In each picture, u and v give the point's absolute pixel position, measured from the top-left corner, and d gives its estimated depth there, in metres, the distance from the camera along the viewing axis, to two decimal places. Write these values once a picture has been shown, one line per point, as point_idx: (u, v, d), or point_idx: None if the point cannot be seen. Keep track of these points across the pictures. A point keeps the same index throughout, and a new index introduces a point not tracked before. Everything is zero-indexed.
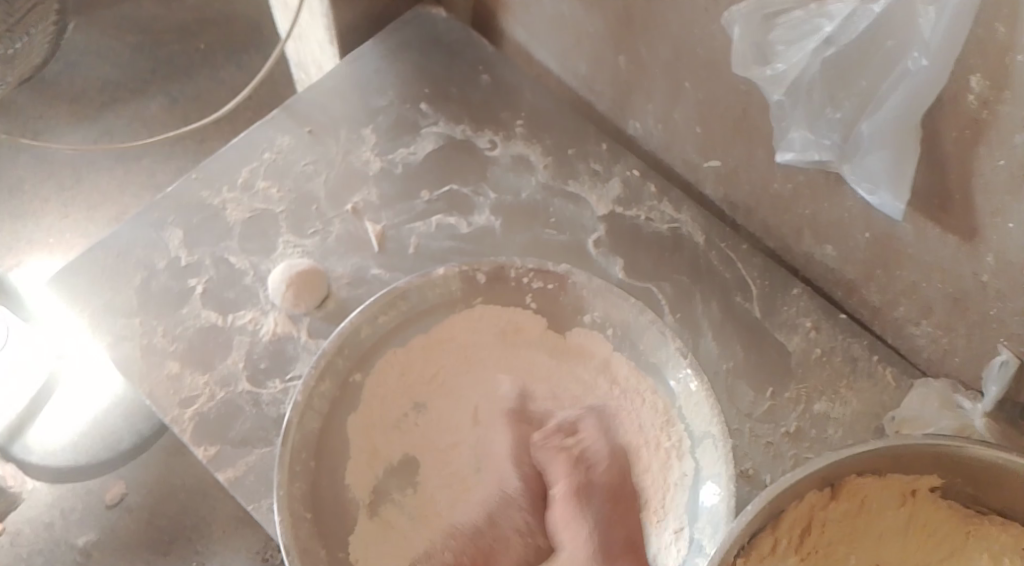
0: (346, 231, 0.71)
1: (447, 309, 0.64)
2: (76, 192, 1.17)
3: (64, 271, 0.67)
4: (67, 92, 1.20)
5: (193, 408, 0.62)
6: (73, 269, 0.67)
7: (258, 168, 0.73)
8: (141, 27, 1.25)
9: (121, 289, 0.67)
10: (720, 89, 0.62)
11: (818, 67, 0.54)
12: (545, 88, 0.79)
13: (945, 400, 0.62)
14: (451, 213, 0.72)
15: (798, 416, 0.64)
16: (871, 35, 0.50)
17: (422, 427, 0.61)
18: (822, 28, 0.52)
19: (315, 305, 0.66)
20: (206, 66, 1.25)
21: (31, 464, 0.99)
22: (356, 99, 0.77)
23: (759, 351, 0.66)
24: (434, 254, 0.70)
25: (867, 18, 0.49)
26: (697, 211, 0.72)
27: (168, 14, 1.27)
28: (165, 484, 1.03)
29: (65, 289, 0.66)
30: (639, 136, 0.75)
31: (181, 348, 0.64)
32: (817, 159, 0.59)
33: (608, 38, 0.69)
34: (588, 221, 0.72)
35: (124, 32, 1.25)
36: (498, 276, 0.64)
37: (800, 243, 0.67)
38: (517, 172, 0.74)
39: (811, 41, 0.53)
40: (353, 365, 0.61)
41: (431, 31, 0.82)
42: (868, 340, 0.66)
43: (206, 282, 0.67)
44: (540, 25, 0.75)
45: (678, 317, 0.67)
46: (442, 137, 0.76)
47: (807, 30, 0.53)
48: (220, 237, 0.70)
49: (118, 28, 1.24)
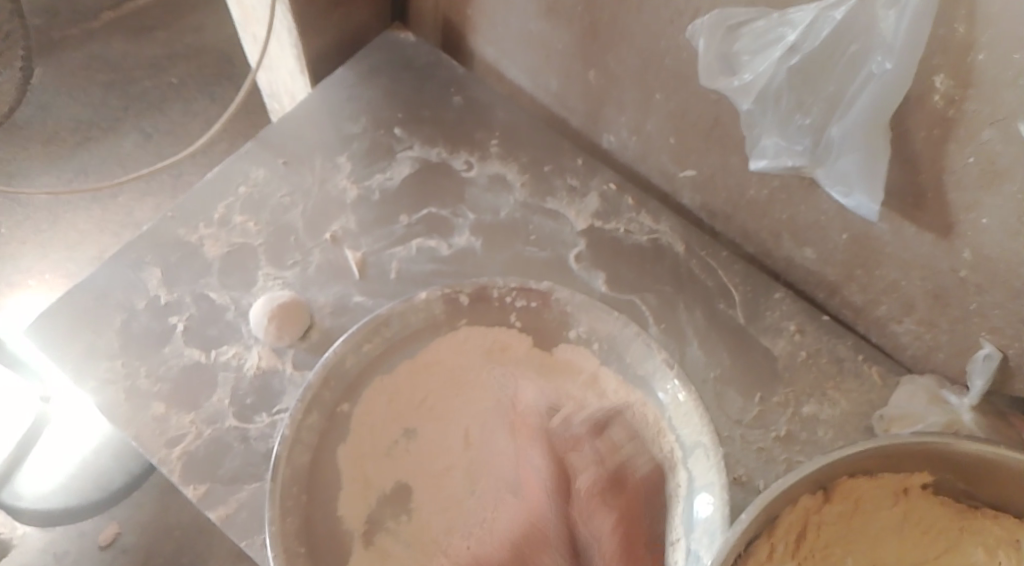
0: (326, 259, 0.70)
1: (431, 332, 0.64)
2: (52, 233, 1.15)
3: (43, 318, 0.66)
4: (39, 133, 1.20)
5: (181, 447, 0.61)
6: (52, 314, 0.66)
7: (234, 202, 0.73)
8: (109, 64, 1.25)
9: (101, 330, 0.66)
10: (689, 98, 0.63)
11: (783, 74, 0.55)
12: (518, 106, 0.80)
13: (933, 394, 0.62)
14: (430, 236, 0.72)
15: (788, 420, 0.64)
16: (834, 40, 0.51)
17: (414, 453, 0.61)
18: (785, 37, 0.53)
19: (298, 336, 0.66)
20: (179, 100, 1.24)
21: (21, 511, 0.98)
22: (329, 126, 0.77)
23: (746, 356, 0.66)
24: (416, 278, 0.70)
25: (828, 25, 0.50)
26: (675, 220, 0.72)
27: (137, 49, 1.26)
28: (161, 521, 1.00)
29: (45, 336, 0.65)
30: (614, 149, 0.75)
31: (165, 388, 0.64)
32: (790, 166, 0.59)
33: (577, 54, 0.70)
34: (568, 236, 0.72)
35: (94, 70, 1.24)
36: (481, 296, 0.64)
37: (779, 246, 0.67)
38: (494, 192, 0.74)
39: (775, 50, 0.54)
40: (339, 396, 0.60)
41: (401, 56, 0.82)
42: (853, 340, 0.67)
43: (187, 319, 0.67)
44: (509, 43, 0.76)
45: (664, 327, 0.67)
46: (417, 160, 0.76)
47: (771, 39, 0.54)
48: (200, 273, 0.69)
49: (88, 67, 1.24)
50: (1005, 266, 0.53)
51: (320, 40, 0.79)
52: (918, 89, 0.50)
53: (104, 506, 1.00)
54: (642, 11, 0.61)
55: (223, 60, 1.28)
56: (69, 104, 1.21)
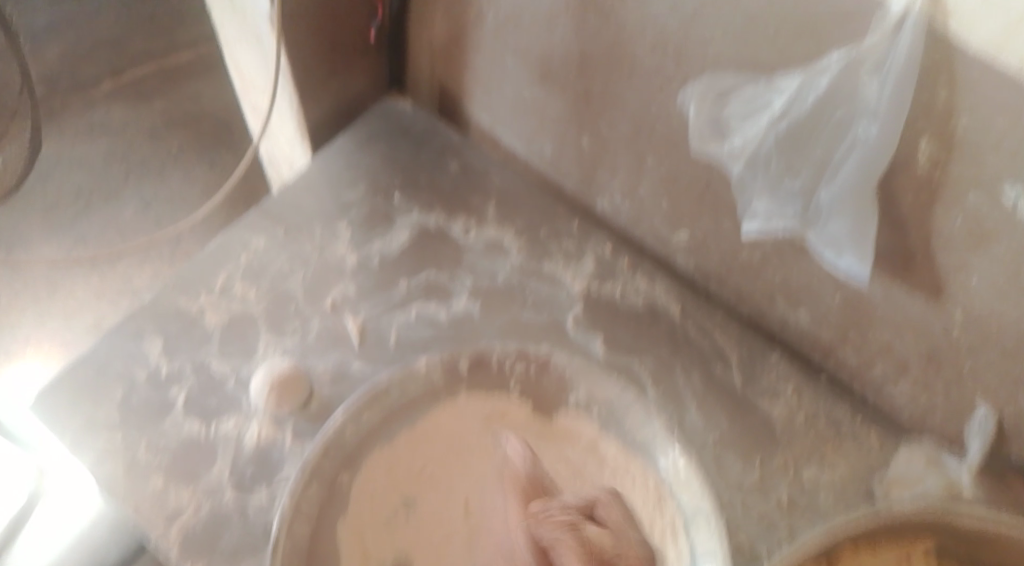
0: (325, 327, 0.71)
1: (430, 400, 0.64)
2: (48, 303, 1.16)
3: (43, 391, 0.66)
4: (38, 200, 1.20)
5: (181, 525, 0.61)
6: (51, 386, 0.66)
7: (234, 271, 0.74)
8: (105, 129, 1.25)
9: (102, 404, 0.66)
10: (681, 163, 0.65)
11: (773, 142, 0.56)
12: (514, 170, 0.81)
13: (932, 458, 0.63)
14: (430, 300, 0.73)
15: (790, 484, 0.64)
16: (819, 108, 0.53)
17: (406, 530, 0.60)
18: (774, 102, 0.55)
19: (299, 405, 0.66)
20: (179, 168, 1.25)
21: None
22: (327, 194, 0.79)
23: (744, 419, 0.66)
24: (414, 342, 0.70)
25: (815, 91, 0.52)
26: (670, 284, 0.73)
27: (132, 115, 1.27)
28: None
29: (47, 408, 0.65)
30: (608, 210, 0.76)
31: (165, 461, 0.63)
32: (776, 229, 0.60)
33: (569, 120, 0.72)
34: (564, 300, 0.73)
35: (96, 135, 1.24)
36: (480, 362, 0.64)
37: (774, 308, 0.68)
38: (491, 257, 0.75)
39: (765, 115, 0.55)
40: (337, 468, 0.60)
41: (397, 119, 0.84)
42: (852, 404, 0.67)
43: (188, 390, 0.67)
44: (502, 109, 0.78)
45: (661, 390, 0.68)
46: (415, 226, 0.77)
47: (761, 104, 0.55)
48: (200, 342, 0.69)
49: (89, 132, 1.24)
50: (996, 326, 0.54)
51: (318, 109, 0.81)
52: (902, 153, 0.51)
53: None
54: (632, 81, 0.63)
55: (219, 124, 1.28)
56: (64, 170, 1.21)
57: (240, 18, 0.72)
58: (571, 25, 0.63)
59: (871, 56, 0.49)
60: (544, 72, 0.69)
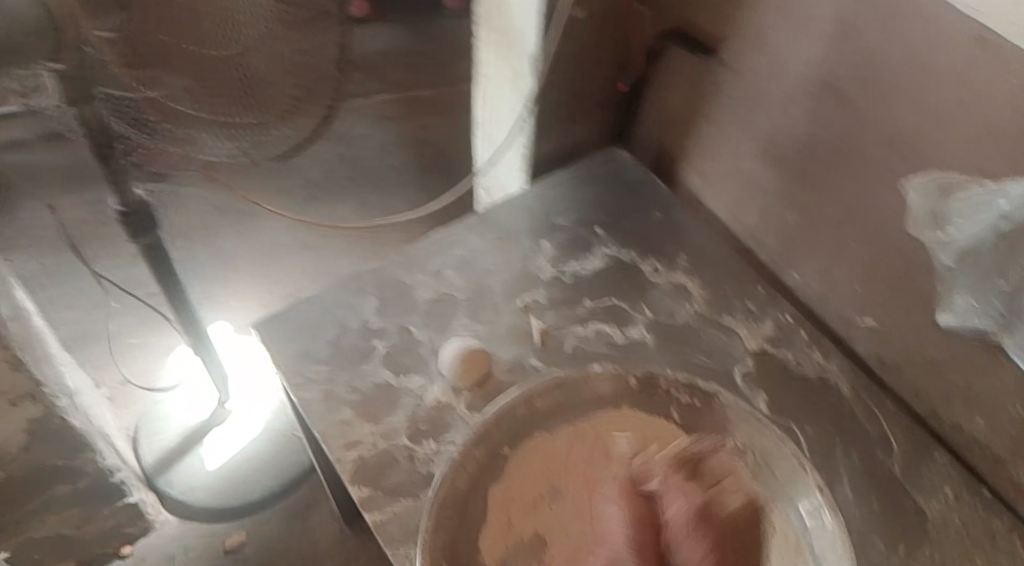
0: (675, 329, 0.87)
1: (800, 388, 0.83)
2: (263, 268, 1.58)
3: (269, 317, 0.84)
4: (315, 197, 1.66)
5: (423, 463, 0.75)
6: (264, 318, 0.85)
7: (447, 261, 0.91)
8: (349, 141, 1.74)
9: (319, 338, 0.83)
10: (883, 249, 0.78)
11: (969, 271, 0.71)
12: (709, 233, 0.94)
13: (963, 493, 0.77)
14: (780, 348, 0.85)
15: (1014, 526, 0.75)
16: None
17: (556, 511, 0.72)
18: (998, 205, 0.66)
19: (477, 380, 0.81)
20: (400, 181, 1.69)
21: (172, 494, 1.28)
22: (542, 220, 0.95)
23: (978, 496, 0.77)
24: (771, 377, 0.83)
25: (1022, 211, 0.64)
26: (845, 362, 0.84)
27: (373, 131, 1.75)
28: (276, 547, 1.31)
29: (266, 335, 0.83)
30: (798, 286, 0.90)
31: (442, 383, 0.81)
32: (978, 325, 0.71)
33: (783, 195, 0.87)
34: (957, 303, 0.72)
35: (349, 161, 1.71)
36: (896, 274, 0.78)
37: (973, 409, 0.76)
38: (789, 334, 0.86)
39: (984, 219, 0.67)
40: (503, 440, 0.74)
41: (617, 170, 1.01)
42: (1008, 520, 0.75)
43: (388, 345, 0.83)
44: (720, 178, 0.95)
45: (863, 465, 0.78)
46: (648, 277, 0.91)
47: (982, 211, 0.67)
48: (408, 311, 0.86)
49: (339, 160, 1.71)
50: None
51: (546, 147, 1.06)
52: None
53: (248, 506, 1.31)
54: (872, 188, 0.77)
55: (438, 154, 1.73)
56: (321, 166, 1.70)
57: (508, 63, 0.98)
58: (815, 139, 0.80)
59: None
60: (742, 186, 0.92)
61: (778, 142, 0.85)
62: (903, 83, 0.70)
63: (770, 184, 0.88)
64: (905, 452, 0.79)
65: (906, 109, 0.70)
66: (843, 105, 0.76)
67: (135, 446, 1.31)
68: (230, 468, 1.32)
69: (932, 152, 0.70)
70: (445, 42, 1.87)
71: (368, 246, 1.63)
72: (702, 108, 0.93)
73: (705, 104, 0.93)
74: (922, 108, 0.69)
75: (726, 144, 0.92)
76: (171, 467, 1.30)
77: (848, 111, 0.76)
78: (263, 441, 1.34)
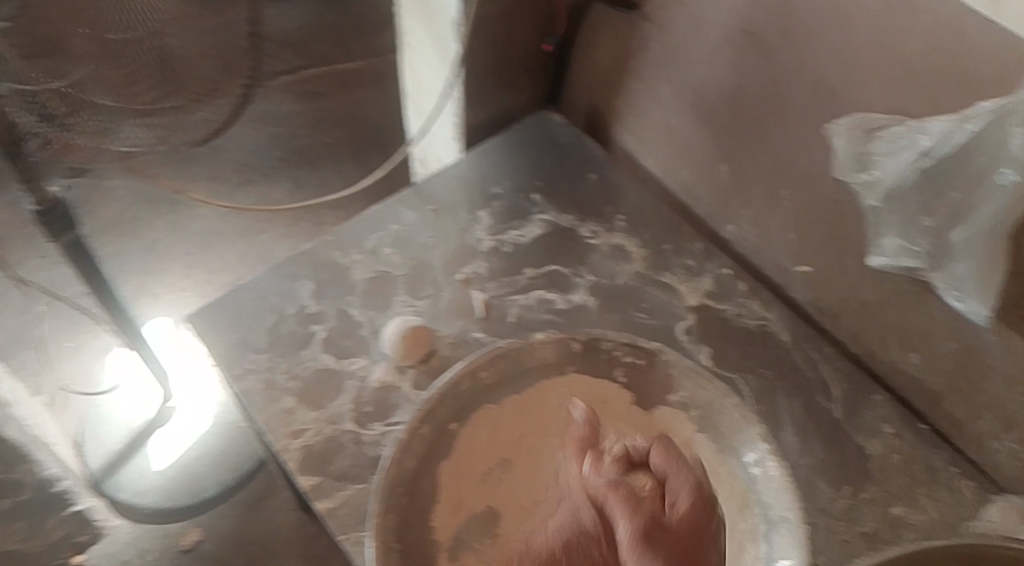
0: (616, 291, 0.86)
1: (742, 340, 0.83)
2: (199, 259, 1.53)
3: (202, 309, 0.82)
4: (248, 182, 1.61)
5: (370, 446, 0.74)
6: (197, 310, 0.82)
7: (383, 238, 0.89)
8: (279, 121, 1.69)
9: (254, 326, 0.81)
10: (814, 196, 0.79)
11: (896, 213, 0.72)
12: (645, 192, 0.94)
13: (904, 430, 0.79)
14: (720, 302, 0.86)
15: (953, 457, 0.77)
16: (965, 150, 0.66)
17: (506, 482, 0.72)
18: (920, 142, 0.68)
19: (420, 358, 0.79)
20: (335, 159, 1.65)
21: (120, 499, 1.24)
22: (477, 189, 0.94)
23: (918, 431, 0.78)
24: (714, 331, 0.84)
25: (952, 142, 0.66)
26: (784, 312, 0.85)
27: (303, 110, 1.70)
28: (236, 541, 1.26)
29: (200, 327, 0.80)
30: (734, 239, 0.90)
31: (385, 363, 0.79)
32: (907, 266, 0.74)
33: (713, 149, 0.87)
34: (887, 244, 0.74)
35: (280, 142, 1.66)
36: (828, 220, 0.78)
37: (904, 348, 0.78)
38: (729, 287, 0.87)
39: (909, 153, 0.70)
40: (449, 415, 0.73)
41: (549, 134, 0.99)
42: (949, 453, 0.77)
43: (327, 329, 0.81)
44: (651, 135, 0.94)
45: (807, 410, 0.79)
46: (586, 240, 0.90)
47: (905, 145, 0.69)
48: (345, 292, 0.84)
49: (270, 142, 1.66)
50: None
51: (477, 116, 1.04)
52: None
53: (202, 505, 1.27)
54: (799, 136, 0.77)
55: (373, 129, 1.68)
56: (252, 148, 1.65)
57: (433, 30, 0.95)
58: (741, 90, 0.81)
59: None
60: (672, 143, 0.92)
61: (706, 96, 0.85)
62: (829, 27, 0.70)
63: (700, 138, 0.88)
64: (846, 395, 0.80)
65: (831, 54, 0.71)
66: (768, 54, 0.76)
67: (80, 451, 1.27)
68: (179, 468, 1.28)
69: (854, 96, 0.71)
70: (371, 13, 1.82)
71: (307, 228, 1.58)
72: (629, 66, 0.92)
73: (631, 62, 0.92)
74: (843, 53, 0.70)
75: (655, 101, 0.91)
76: (117, 469, 1.26)
77: (773, 60, 0.76)
78: (212, 436, 1.31)
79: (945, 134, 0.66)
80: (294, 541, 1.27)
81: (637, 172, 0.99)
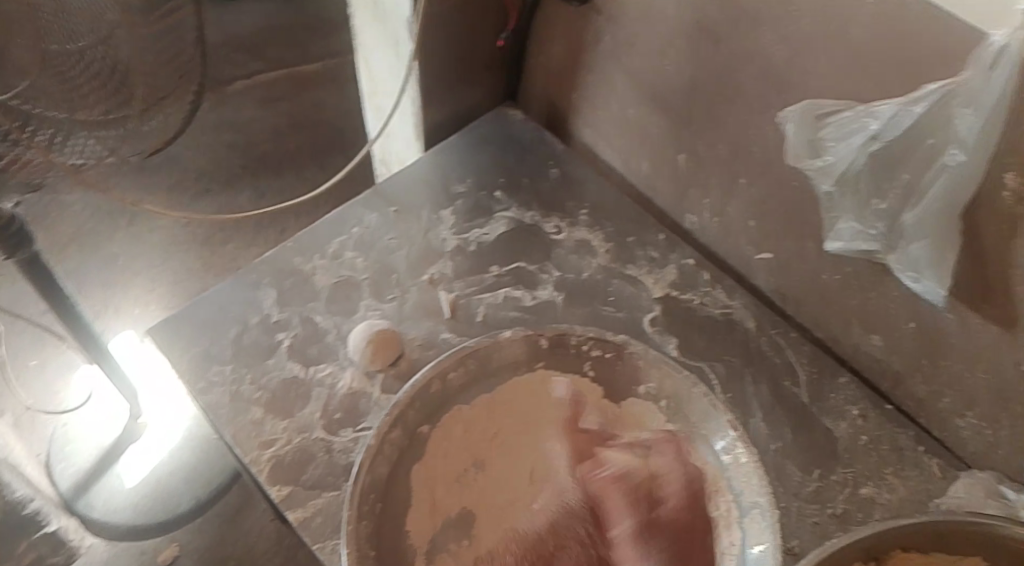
0: (582, 285, 0.87)
1: (708, 329, 0.84)
2: (161, 269, 1.50)
3: (164, 322, 0.80)
4: (209, 190, 1.58)
5: (341, 453, 0.73)
6: (160, 323, 0.80)
7: (346, 242, 0.88)
8: (237, 127, 1.66)
9: (218, 337, 0.80)
10: (772, 183, 0.80)
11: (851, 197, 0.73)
12: (607, 186, 0.95)
13: (869, 410, 0.80)
14: (685, 292, 0.86)
15: (918, 435, 0.79)
16: (913, 130, 0.66)
17: (481, 480, 0.71)
18: (869, 126, 0.68)
19: (389, 362, 0.79)
20: (296, 164, 1.63)
21: (93, 518, 1.22)
22: (439, 189, 0.93)
23: (882, 411, 0.80)
24: (680, 321, 0.84)
25: (901, 124, 0.66)
26: (748, 299, 0.86)
27: (261, 115, 1.68)
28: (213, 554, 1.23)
29: (163, 340, 0.79)
30: (695, 229, 0.91)
31: (353, 369, 0.78)
32: (863, 249, 0.74)
33: (671, 139, 0.88)
34: (842, 228, 0.75)
35: (238, 148, 1.64)
36: (786, 206, 0.79)
37: (866, 329, 0.79)
38: (693, 277, 0.87)
39: (859, 138, 0.69)
40: (421, 418, 0.73)
41: (509, 132, 0.99)
42: (915, 431, 0.79)
43: (292, 337, 0.80)
44: (609, 129, 0.95)
45: (774, 395, 0.80)
46: (550, 235, 0.90)
47: (855, 129, 0.69)
48: (310, 299, 0.83)
49: (229, 149, 1.63)
50: None
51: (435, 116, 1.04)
52: (991, 186, 0.64)
53: (175, 522, 1.24)
54: (754, 123, 0.78)
55: (335, 132, 1.67)
56: (210, 156, 1.62)
57: (385, 29, 0.94)
58: (695, 80, 0.81)
59: (964, 90, 0.61)
60: (630, 135, 0.92)
61: (661, 87, 0.85)
62: (777, 14, 0.71)
63: (658, 129, 0.88)
64: (812, 379, 0.81)
65: (780, 39, 0.72)
66: (719, 42, 0.77)
67: (49, 472, 1.25)
68: (151, 484, 1.25)
69: (805, 83, 0.72)
70: (325, 14, 1.80)
71: (271, 234, 1.56)
72: (584, 59, 0.93)
73: (586, 55, 0.92)
74: (790, 39, 0.71)
75: (610, 93, 0.92)
76: (88, 488, 1.23)
77: (723, 49, 0.77)
78: (183, 449, 1.28)
79: (894, 116, 0.66)
80: (274, 551, 1.25)
81: (598, 166, 0.99)
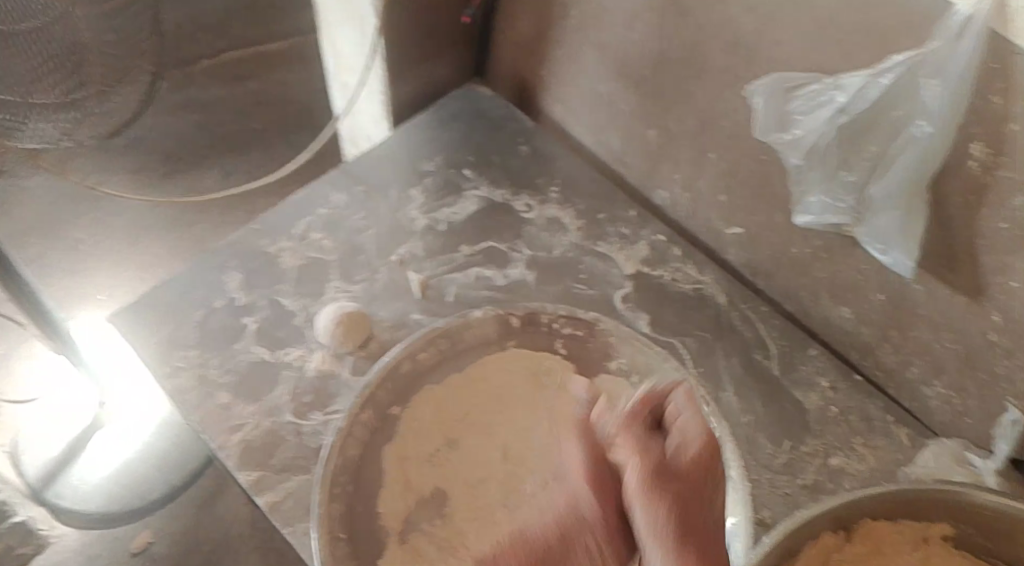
0: (553, 263, 0.86)
1: (679, 305, 0.84)
2: (126, 253, 1.47)
3: (127, 308, 0.78)
4: (173, 171, 1.55)
5: (313, 436, 0.73)
6: (122, 309, 0.78)
7: (313, 223, 0.86)
8: (200, 107, 1.62)
9: (182, 323, 0.78)
10: (740, 157, 0.79)
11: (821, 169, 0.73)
12: (577, 162, 0.94)
13: (839, 381, 0.81)
14: (656, 268, 0.86)
15: (887, 404, 0.80)
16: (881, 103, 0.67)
17: (449, 462, 0.71)
18: (837, 99, 0.69)
19: (359, 343, 0.78)
20: (262, 143, 1.60)
21: (62, 509, 1.19)
22: (407, 167, 0.92)
23: (852, 382, 0.81)
24: (652, 296, 0.84)
25: (869, 95, 0.67)
26: (718, 273, 0.86)
27: (224, 94, 1.64)
28: (187, 539, 1.23)
29: (126, 327, 0.77)
30: (666, 204, 0.90)
31: (322, 352, 0.77)
32: (833, 222, 0.75)
33: (640, 114, 0.87)
34: (812, 202, 0.75)
35: (202, 128, 1.60)
36: (754, 181, 0.79)
37: (836, 300, 0.80)
38: (664, 252, 0.87)
39: (827, 111, 0.70)
40: (392, 399, 0.73)
41: (477, 108, 0.98)
42: (883, 402, 0.80)
43: (259, 320, 0.79)
44: (578, 104, 0.94)
45: (746, 368, 0.81)
46: (521, 212, 0.89)
47: (823, 101, 0.70)
48: (277, 281, 0.82)
49: (192, 129, 1.59)
50: None
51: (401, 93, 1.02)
52: (956, 155, 0.64)
53: (147, 509, 1.22)
54: (723, 97, 0.78)
55: (299, 111, 1.64)
56: (173, 136, 1.58)
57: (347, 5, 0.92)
58: (663, 53, 0.80)
59: (930, 62, 0.62)
60: (599, 110, 0.92)
61: (630, 61, 0.84)
62: None
63: (627, 104, 0.88)
64: (783, 352, 0.82)
65: (747, 11, 0.71)
66: (686, 14, 0.76)
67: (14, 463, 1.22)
68: (121, 472, 1.23)
69: (773, 56, 0.71)
70: None
71: (239, 216, 1.54)
72: (550, 34, 0.91)
73: (553, 29, 0.91)
74: (757, 10, 0.70)
75: (579, 68, 0.91)
76: (56, 479, 1.21)
77: (690, 21, 0.76)
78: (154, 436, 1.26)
79: (863, 88, 0.67)
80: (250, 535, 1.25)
81: (567, 141, 0.98)
